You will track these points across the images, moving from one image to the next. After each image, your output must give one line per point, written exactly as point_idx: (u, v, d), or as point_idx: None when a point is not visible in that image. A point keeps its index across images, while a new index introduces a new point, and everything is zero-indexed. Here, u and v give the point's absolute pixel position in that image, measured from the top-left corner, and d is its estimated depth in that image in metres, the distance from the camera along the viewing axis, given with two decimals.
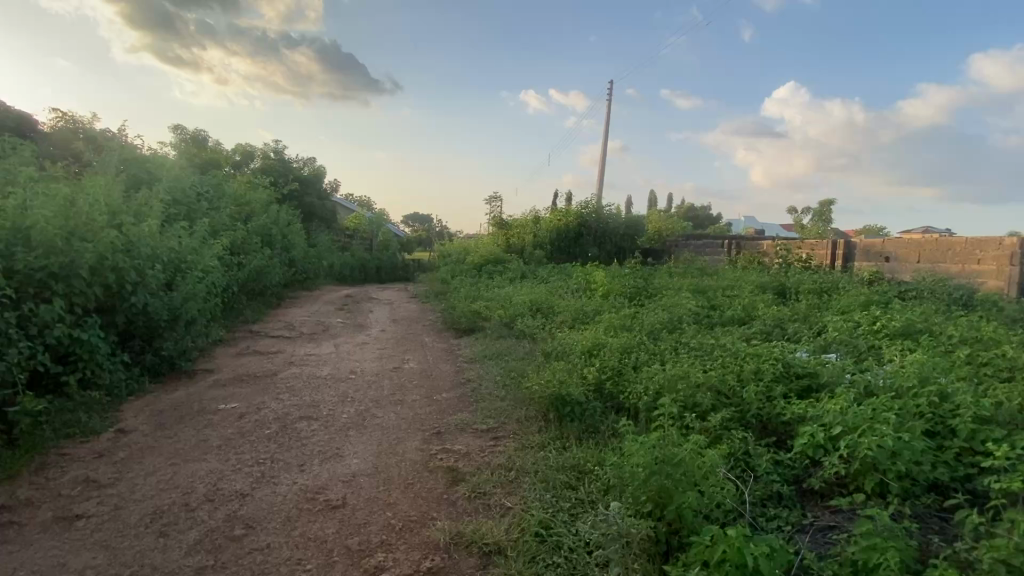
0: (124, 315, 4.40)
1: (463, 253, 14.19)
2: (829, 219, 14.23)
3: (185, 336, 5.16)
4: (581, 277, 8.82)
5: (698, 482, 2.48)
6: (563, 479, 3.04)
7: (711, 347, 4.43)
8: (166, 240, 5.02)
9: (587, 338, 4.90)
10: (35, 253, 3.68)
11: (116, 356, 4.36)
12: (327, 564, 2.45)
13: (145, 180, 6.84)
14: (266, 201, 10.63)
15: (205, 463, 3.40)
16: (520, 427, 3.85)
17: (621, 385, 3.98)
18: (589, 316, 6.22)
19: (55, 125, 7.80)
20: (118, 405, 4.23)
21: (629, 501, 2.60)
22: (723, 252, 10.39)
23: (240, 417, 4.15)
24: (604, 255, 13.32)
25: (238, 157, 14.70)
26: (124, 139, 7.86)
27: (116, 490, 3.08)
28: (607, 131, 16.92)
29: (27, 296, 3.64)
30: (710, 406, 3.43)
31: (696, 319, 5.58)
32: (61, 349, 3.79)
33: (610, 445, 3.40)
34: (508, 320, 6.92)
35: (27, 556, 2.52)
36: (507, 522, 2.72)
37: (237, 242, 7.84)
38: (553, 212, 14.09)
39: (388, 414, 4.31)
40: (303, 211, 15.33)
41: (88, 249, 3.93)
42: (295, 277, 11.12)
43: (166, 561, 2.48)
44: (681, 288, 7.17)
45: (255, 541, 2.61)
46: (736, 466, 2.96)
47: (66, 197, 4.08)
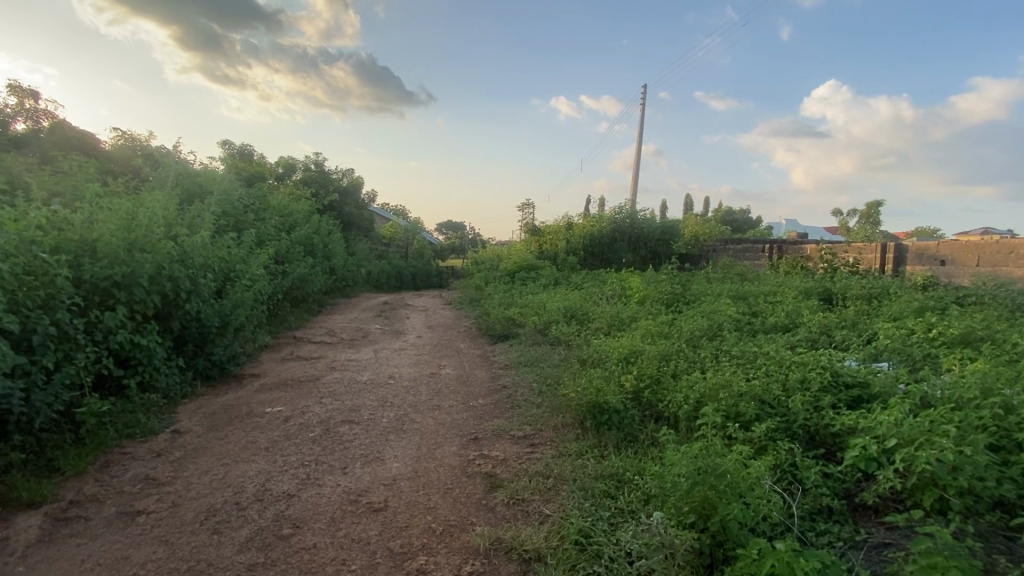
0: (179, 321, 4.64)
1: (496, 259, 14.27)
2: (877, 221, 13.61)
3: (234, 342, 5.40)
4: (616, 283, 8.73)
5: (743, 493, 2.42)
6: (602, 488, 3.02)
7: (754, 355, 4.30)
8: (217, 251, 5.28)
9: (624, 345, 4.84)
10: (101, 264, 3.93)
11: (172, 361, 4.60)
12: (371, 565, 2.51)
13: (196, 194, 7.20)
14: (308, 212, 10.99)
15: (255, 464, 3.54)
16: (557, 435, 3.84)
17: (660, 393, 3.91)
18: (625, 323, 6.15)
19: (116, 143, 8.32)
20: (173, 407, 4.45)
21: (671, 511, 2.55)
22: (764, 257, 10.08)
23: (285, 420, 4.30)
24: (639, 261, 13.16)
25: (281, 169, 15.24)
26: (178, 155, 8.33)
27: (174, 488, 3.25)
28: (640, 135, 16.78)
29: (93, 303, 3.90)
30: (754, 416, 3.33)
31: (736, 327, 5.43)
32: (123, 354, 4.03)
33: (650, 455, 3.35)
34: (542, 326, 6.91)
35: (95, 549, 2.68)
36: (546, 530, 2.71)
37: (280, 252, 8.14)
38: (587, 217, 14.02)
39: (426, 419, 4.38)
40: (342, 220, 15.80)
41: (147, 260, 4.17)
42: (334, 285, 11.44)
43: (220, 557, 2.59)
44: (719, 294, 7.00)
45: (303, 541, 2.70)
46: (783, 478, 2.86)
47: (128, 212, 4.36)
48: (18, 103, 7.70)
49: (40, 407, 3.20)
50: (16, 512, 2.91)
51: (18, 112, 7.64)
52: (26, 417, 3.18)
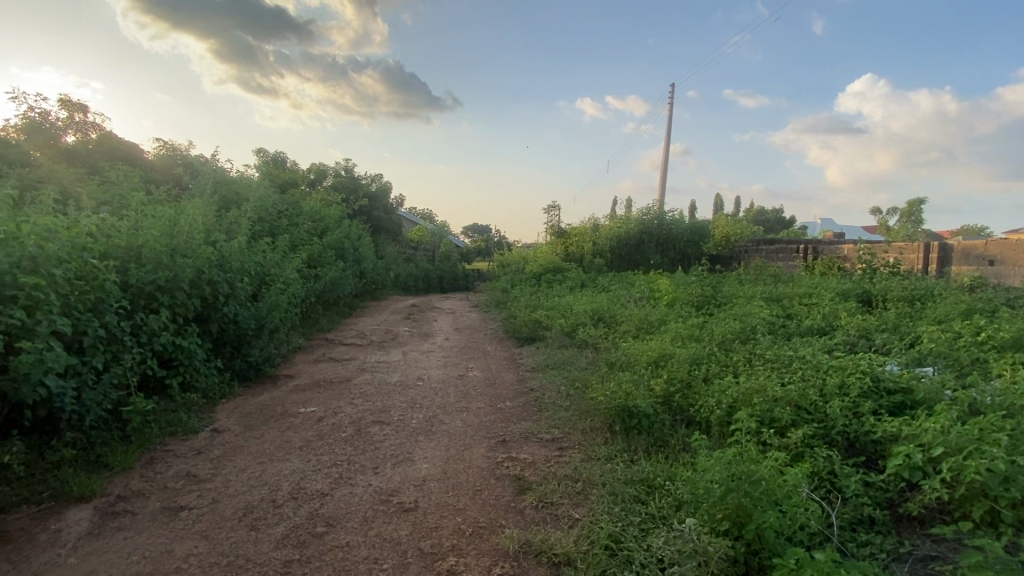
0: (218, 324, 4.82)
1: (523, 262, 14.29)
2: (919, 219, 13.05)
3: (269, 344, 5.56)
4: (644, 286, 8.62)
5: (779, 501, 2.35)
6: (632, 493, 2.98)
7: (789, 359, 4.18)
8: (253, 256, 5.47)
9: (653, 348, 4.77)
10: (146, 269, 4.12)
11: (211, 362, 4.77)
12: (402, 564, 2.55)
13: (233, 201, 7.44)
14: (339, 217, 11.23)
15: (289, 463, 3.64)
16: (585, 438, 3.81)
17: (691, 397, 3.84)
18: (654, 326, 6.07)
19: (159, 153, 8.72)
20: (212, 406, 4.61)
21: (704, 517, 2.51)
22: (798, 258, 9.80)
23: (318, 420, 4.41)
24: (667, 263, 12.98)
25: (312, 176, 15.61)
26: (216, 164, 8.66)
27: (213, 485, 3.36)
28: (668, 135, 16.57)
29: (139, 306, 4.07)
30: (790, 422, 3.24)
31: (770, 330, 5.28)
32: (166, 355, 4.20)
33: (681, 460, 3.29)
34: (569, 329, 6.89)
35: (140, 542, 2.80)
36: (576, 534, 2.69)
37: (312, 256, 8.34)
38: (614, 219, 13.91)
39: (454, 421, 4.41)
40: (371, 224, 16.11)
41: (188, 265, 4.35)
42: (364, 288, 11.66)
43: (258, 553, 2.67)
44: (752, 296, 6.82)
45: (336, 539, 2.76)
46: (821, 487, 2.78)
47: (171, 219, 4.55)
48: (69, 117, 8.08)
49: (90, 405, 3.36)
50: (69, 505, 3.06)
51: (69, 126, 8.00)
52: (77, 415, 3.35)
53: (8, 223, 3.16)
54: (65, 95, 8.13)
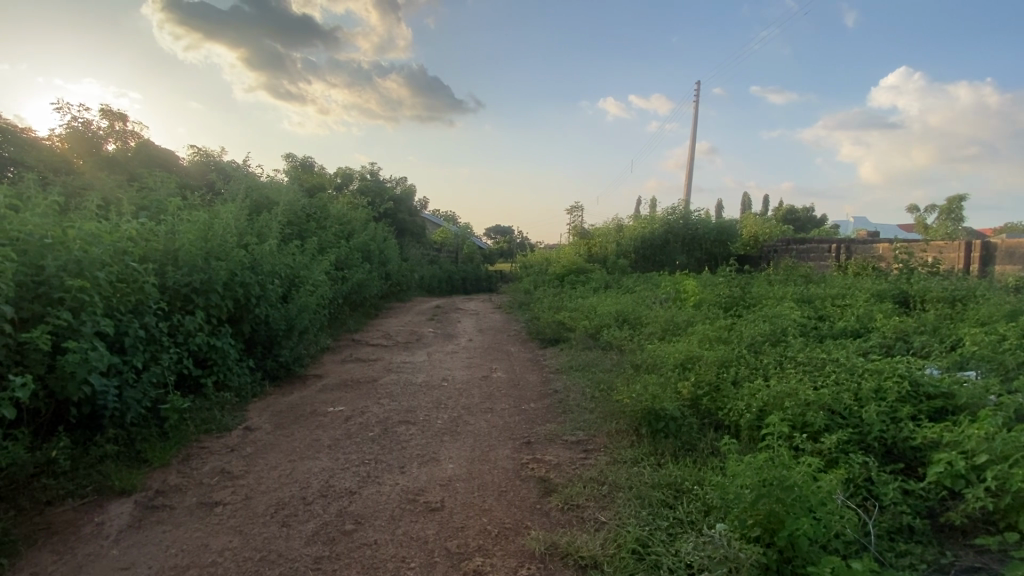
0: (250, 324, 4.95)
1: (546, 263, 14.27)
2: (959, 216, 12.51)
3: (298, 344, 5.69)
4: (670, 287, 8.50)
5: (813, 508, 2.29)
6: (659, 497, 2.94)
7: (822, 362, 4.06)
8: (283, 258, 5.61)
9: (680, 350, 4.70)
10: (183, 271, 4.26)
11: (243, 362, 4.90)
12: (429, 564, 2.57)
13: (264, 206, 7.63)
14: (365, 220, 11.41)
15: (319, 461, 3.72)
16: (611, 441, 3.78)
17: (720, 401, 3.77)
18: (680, 327, 5.98)
19: (194, 160, 9.05)
20: (245, 405, 4.73)
21: (734, 523, 2.46)
22: (830, 258, 9.52)
23: (346, 419, 4.49)
24: (693, 263, 12.79)
25: (339, 180, 15.93)
26: (247, 169, 8.92)
27: (246, 482, 3.46)
28: (694, 134, 16.35)
29: (176, 308, 4.22)
30: (824, 427, 3.15)
31: (802, 332, 5.14)
32: (201, 355, 4.35)
33: (710, 464, 3.24)
34: (593, 330, 6.84)
35: (178, 536, 2.90)
36: (603, 537, 2.67)
37: (340, 258, 8.50)
38: (638, 219, 13.78)
39: (479, 421, 4.44)
40: (396, 227, 16.34)
41: (222, 268, 4.49)
42: (390, 289, 11.83)
43: (289, 549, 2.73)
44: (782, 297, 6.65)
45: (364, 537, 2.80)
46: (856, 494, 2.70)
47: (205, 223, 4.70)
48: (110, 126, 8.40)
49: (131, 403, 3.50)
50: (111, 499, 3.19)
51: (110, 134, 8.32)
52: (119, 412, 3.48)
53: (55, 229, 3.31)
54: (106, 105, 8.46)
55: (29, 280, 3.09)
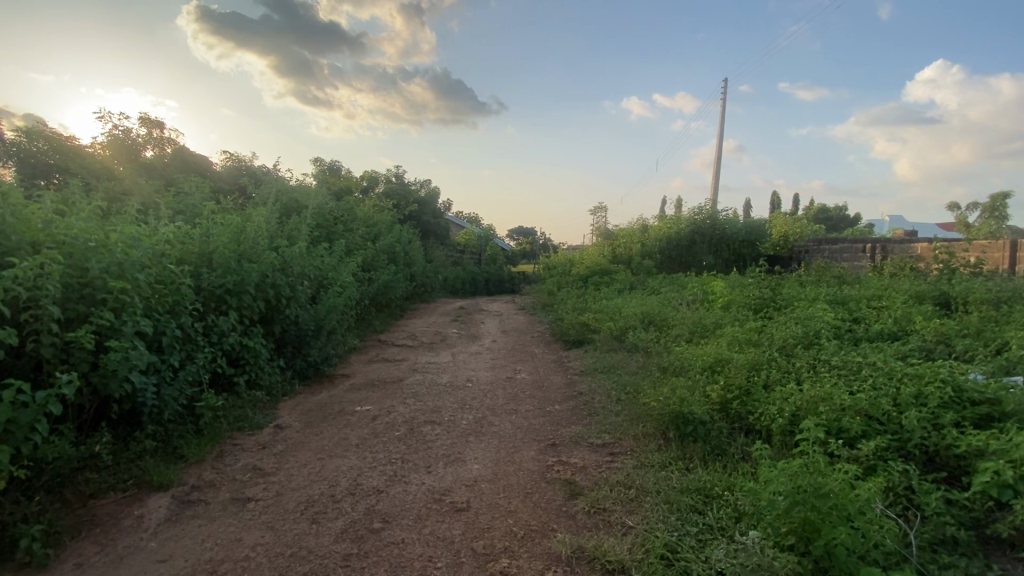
0: (280, 325, 5.08)
1: (569, 264, 14.21)
2: (1003, 215, 11.95)
3: (326, 344, 5.79)
4: (696, 288, 8.37)
5: (851, 518, 2.21)
6: (688, 502, 2.89)
7: (859, 366, 3.93)
8: (312, 260, 5.74)
9: (708, 352, 4.61)
10: (217, 273, 4.40)
11: (274, 361, 5.02)
12: (456, 564, 2.58)
13: (293, 209, 7.81)
14: (390, 222, 11.56)
15: (347, 460, 3.78)
16: (638, 444, 3.73)
17: (751, 404, 3.68)
18: (708, 329, 5.87)
19: (226, 165, 9.33)
20: (275, 404, 4.85)
21: (767, 530, 2.40)
22: (865, 257, 9.22)
23: (373, 418, 4.55)
24: (721, 264, 12.57)
25: (365, 183, 16.21)
26: (277, 173, 9.14)
27: (277, 479, 3.54)
28: (720, 132, 16.10)
29: (210, 308, 4.35)
30: (861, 433, 3.05)
31: (836, 335, 4.98)
32: (234, 354, 4.47)
33: (740, 470, 3.17)
34: (618, 332, 6.78)
35: (213, 530, 2.99)
36: (630, 542, 2.63)
37: (366, 260, 8.63)
38: (663, 219, 13.61)
39: (504, 422, 4.45)
40: (421, 229, 16.53)
41: (254, 270, 4.61)
42: (415, 290, 11.96)
43: (319, 545, 2.79)
44: (814, 299, 6.46)
45: (392, 535, 2.83)
46: (896, 503, 2.60)
47: (238, 226, 4.84)
48: (148, 133, 8.70)
49: (168, 400, 3.62)
50: (150, 493, 3.30)
51: (148, 141, 8.64)
52: (157, 409, 3.61)
53: (99, 233, 3.45)
54: (145, 112, 8.78)
55: (74, 282, 3.22)
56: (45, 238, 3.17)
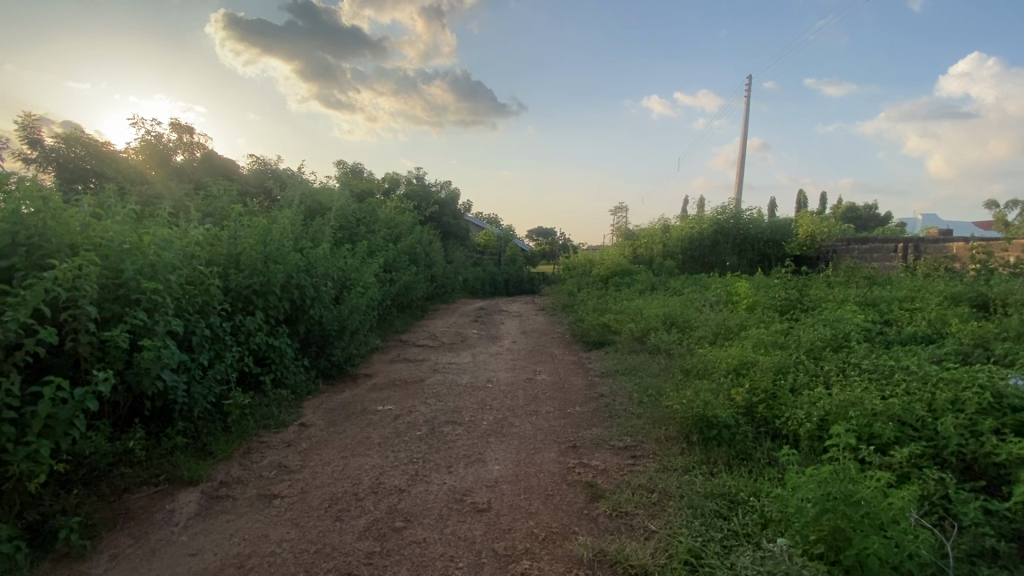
0: (304, 325, 5.17)
1: (590, 264, 14.13)
2: None
3: (349, 344, 5.88)
4: (720, 289, 8.23)
5: (885, 527, 2.14)
6: (713, 507, 2.84)
7: (891, 370, 3.81)
8: (336, 262, 5.83)
9: (732, 355, 4.53)
10: (244, 274, 4.50)
11: (298, 361, 5.12)
12: (477, 564, 2.59)
13: (317, 211, 7.95)
14: (411, 223, 11.66)
15: (369, 458, 3.83)
16: (660, 448, 3.68)
17: (777, 409, 3.60)
18: (733, 331, 5.77)
19: (253, 168, 9.54)
20: (300, 402, 4.94)
21: (796, 538, 2.34)
22: (897, 258, 8.94)
23: (395, 418, 4.60)
24: (745, 264, 12.34)
25: (387, 185, 16.42)
26: (302, 176, 9.32)
27: (302, 476, 3.60)
28: (744, 130, 15.83)
29: (237, 309, 4.46)
30: (894, 439, 2.96)
31: (866, 338, 4.83)
32: (261, 353, 4.58)
33: (767, 475, 3.11)
34: (640, 333, 6.71)
35: (241, 526, 3.06)
36: (653, 546, 2.60)
37: (388, 261, 8.73)
38: (685, 219, 13.42)
39: (524, 423, 4.45)
40: (441, 230, 16.65)
41: (279, 271, 4.71)
42: (435, 291, 12.06)
43: (343, 542, 2.83)
44: (843, 300, 6.29)
45: (414, 535, 2.86)
46: (931, 512, 2.52)
47: (265, 228, 4.94)
48: (178, 138, 8.94)
49: (197, 397, 3.71)
50: (180, 488, 3.40)
51: (178, 146, 8.89)
52: (187, 406, 3.71)
53: (133, 235, 3.56)
54: (175, 118, 9.03)
55: (110, 283, 3.34)
56: (83, 240, 3.27)
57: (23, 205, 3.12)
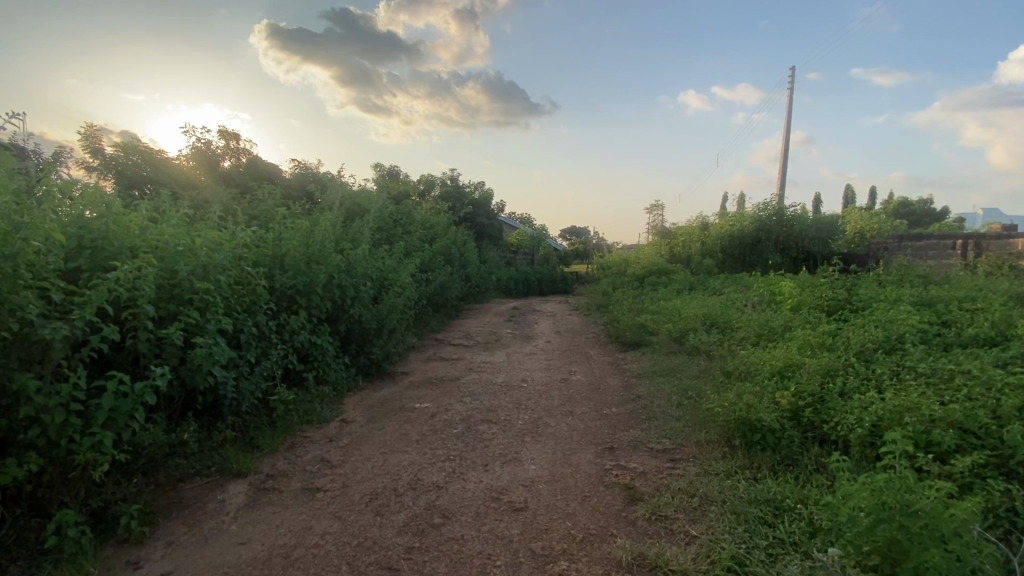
0: (345, 323, 5.32)
1: (625, 263, 13.95)
2: None
3: (387, 343, 6.00)
4: (763, 288, 7.97)
5: (947, 540, 2.02)
6: (757, 514, 2.76)
7: (950, 375, 3.60)
8: (374, 262, 5.97)
9: (777, 357, 4.36)
10: (288, 275, 4.67)
11: (339, 359, 5.27)
12: (515, 563, 2.60)
13: (356, 213, 8.16)
14: (446, 224, 11.82)
15: (408, 455, 3.89)
16: (700, 451, 3.60)
17: (826, 413, 3.46)
18: (776, 332, 5.58)
19: (295, 171, 9.90)
20: (341, 398, 5.08)
21: (848, 549, 2.23)
22: (955, 255, 8.45)
23: (432, 416, 4.66)
24: (789, 263, 11.90)
25: (422, 186, 16.69)
26: (341, 179, 9.59)
27: (343, 471, 3.70)
28: (788, 124, 15.28)
29: (282, 308, 4.63)
30: (954, 448, 2.81)
31: (923, 340, 4.57)
32: (304, 351, 4.73)
33: (815, 482, 2.99)
34: (678, 334, 6.57)
35: (286, 517, 3.17)
36: (694, 552, 2.55)
37: (424, 261, 8.88)
38: (724, 217, 13.07)
39: (560, 424, 4.43)
40: (475, 230, 16.80)
41: (321, 271, 4.86)
42: (470, 291, 12.17)
43: (383, 537, 2.89)
44: (897, 300, 5.99)
45: (452, 531, 2.89)
46: (997, 526, 2.37)
47: (308, 229, 5.11)
48: (226, 144, 9.37)
49: (246, 393, 3.87)
50: (230, 480, 3.56)
51: (226, 152, 9.32)
52: (236, 402, 3.87)
53: (186, 238, 3.75)
54: (223, 126, 9.46)
55: (166, 283, 3.52)
56: (141, 243, 3.45)
57: (86, 209, 3.36)
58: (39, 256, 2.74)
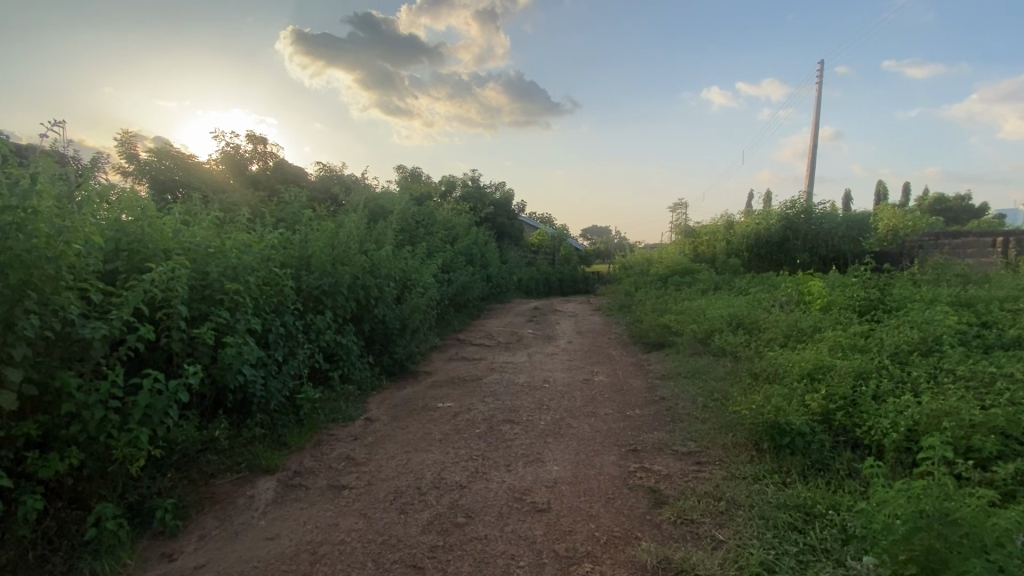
0: (369, 323, 5.40)
1: (648, 262, 13.79)
2: None
3: (410, 342, 6.06)
4: (791, 288, 7.78)
5: (988, 551, 1.94)
6: (786, 519, 2.69)
7: (991, 378, 3.46)
8: (397, 263, 6.03)
9: (807, 358, 4.25)
10: (314, 275, 4.76)
11: (363, 358, 5.34)
12: (538, 564, 2.60)
13: (379, 214, 8.26)
14: (467, 225, 11.88)
15: (431, 454, 3.93)
16: (727, 454, 3.53)
17: (858, 416, 3.36)
18: (806, 333, 5.44)
19: (319, 174, 10.09)
20: (365, 397, 5.15)
21: (884, 557, 2.16)
22: (996, 253, 8.11)
23: (455, 415, 4.69)
24: (817, 262, 11.60)
25: (443, 187, 16.81)
26: (364, 181, 9.72)
27: (368, 469, 3.76)
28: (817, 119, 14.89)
29: (309, 308, 4.72)
30: (996, 455, 2.71)
31: (962, 341, 4.40)
32: (330, 351, 4.81)
33: (847, 488, 2.91)
34: (702, 334, 6.46)
35: (313, 513, 3.23)
36: (721, 556, 2.51)
37: (446, 262, 8.93)
38: (750, 215, 12.79)
39: (583, 424, 4.41)
40: (496, 230, 16.83)
41: (345, 272, 4.94)
42: (491, 291, 12.21)
43: (407, 535, 2.92)
44: (933, 300, 5.78)
45: (475, 531, 2.90)
46: None
47: (332, 230, 5.20)
48: (253, 148, 9.59)
49: (274, 391, 3.96)
50: (259, 476, 3.64)
51: (253, 156, 9.55)
52: (264, 400, 3.97)
53: (216, 240, 3.86)
54: (251, 131, 9.70)
55: (198, 284, 3.62)
56: (174, 245, 3.56)
57: (123, 213, 3.48)
58: (80, 258, 2.85)
